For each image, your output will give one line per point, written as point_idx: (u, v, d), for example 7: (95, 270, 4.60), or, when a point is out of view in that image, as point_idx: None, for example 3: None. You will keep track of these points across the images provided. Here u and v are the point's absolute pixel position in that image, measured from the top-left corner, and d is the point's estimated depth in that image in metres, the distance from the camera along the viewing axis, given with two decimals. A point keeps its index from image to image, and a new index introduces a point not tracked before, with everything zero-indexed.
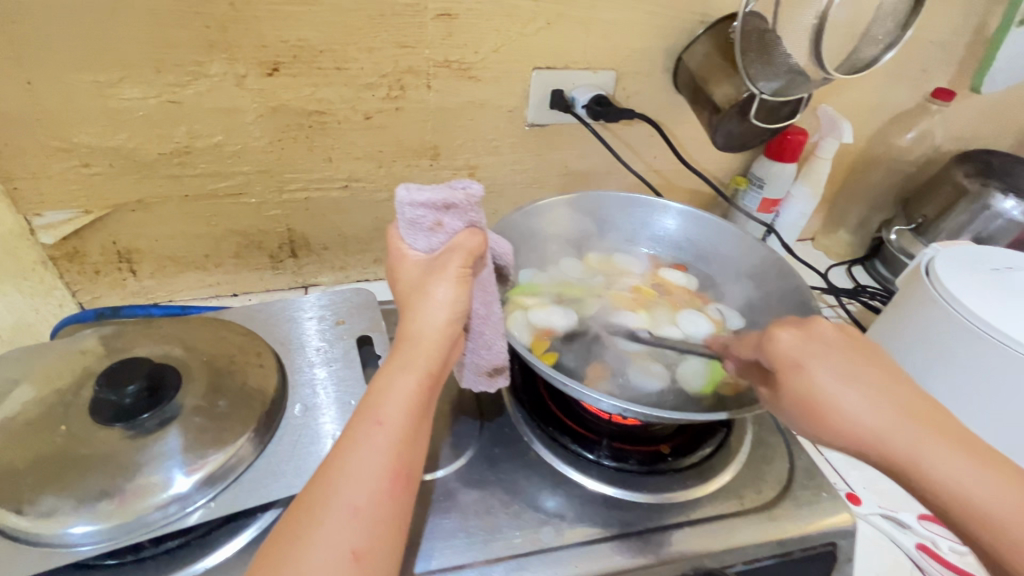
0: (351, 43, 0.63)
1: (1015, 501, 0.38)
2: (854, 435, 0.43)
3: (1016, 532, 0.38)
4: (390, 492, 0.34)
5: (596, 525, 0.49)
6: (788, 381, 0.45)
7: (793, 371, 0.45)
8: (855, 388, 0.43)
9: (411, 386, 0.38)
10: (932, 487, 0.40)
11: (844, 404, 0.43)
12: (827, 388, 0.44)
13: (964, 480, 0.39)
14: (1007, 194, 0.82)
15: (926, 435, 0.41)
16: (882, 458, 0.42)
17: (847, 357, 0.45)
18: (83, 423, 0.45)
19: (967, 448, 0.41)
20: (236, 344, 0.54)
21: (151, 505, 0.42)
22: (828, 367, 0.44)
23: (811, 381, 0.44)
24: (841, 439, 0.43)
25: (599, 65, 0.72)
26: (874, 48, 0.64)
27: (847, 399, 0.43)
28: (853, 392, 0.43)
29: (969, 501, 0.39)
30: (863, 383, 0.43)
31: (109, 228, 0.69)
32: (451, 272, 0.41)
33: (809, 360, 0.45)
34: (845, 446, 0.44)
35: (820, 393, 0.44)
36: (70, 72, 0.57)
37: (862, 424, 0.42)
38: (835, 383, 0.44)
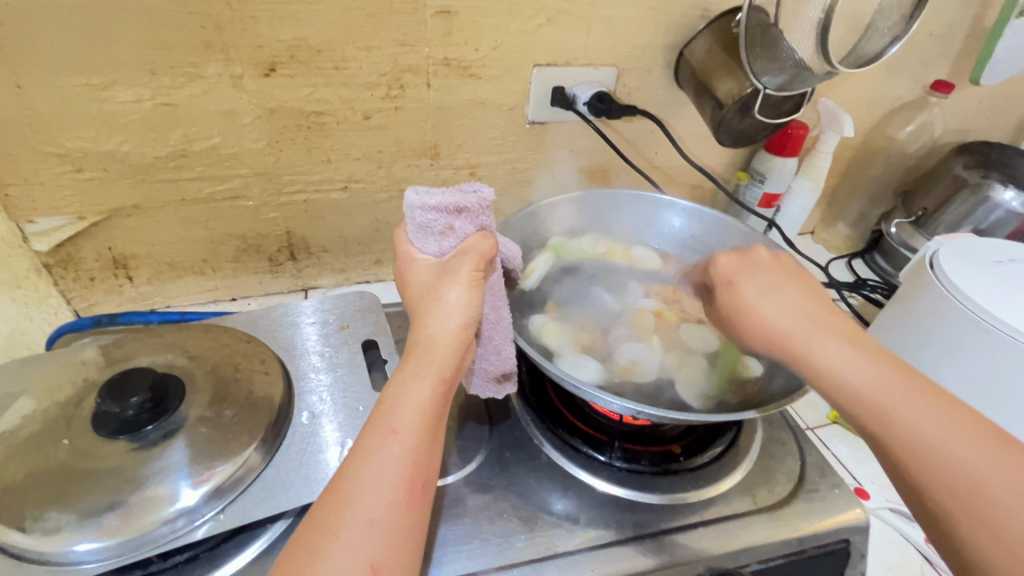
0: (349, 42, 0.62)
1: (897, 390, 0.41)
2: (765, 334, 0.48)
3: (893, 414, 0.40)
4: (407, 502, 0.33)
5: (610, 527, 0.49)
6: (723, 295, 0.53)
7: (727, 287, 0.53)
8: (773, 297, 0.49)
9: (426, 393, 0.37)
10: (827, 379, 0.44)
11: (760, 307, 0.49)
12: (749, 297, 0.51)
13: (851, 369, 0.43)
14: (1006, 185, 0.82)
15: (826, 334, 0.45)
16: (788, 354, 0.47)
17: (777, 274, 0.51)
18: (85, 436, 0.44)
19: (870, 353, 0.44)
20: (239, 351, 0.53)
21: (158, 520, 0.41)
22: (756, 281, 0.51)
23: (737, 293, 0.52)
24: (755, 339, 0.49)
25: (600, 62, 0.72)
26: (879, 41, 0.64)
27: (763, 305, 0.49)
28: (770, 298, 0.49)
29: (858, 393, 0.42)
30: (783, 293, 0.49)
31: (104, 234, 0.68)
32: (463, 276, 0.40)
33: (739, 277, 0.52)
34: (761, 347, 0.49)
35: (744, 301, 0.51)
36: (61, 75, 0.56)
37: (771, 323, 0.48)
38: (756, 292, 0.50)
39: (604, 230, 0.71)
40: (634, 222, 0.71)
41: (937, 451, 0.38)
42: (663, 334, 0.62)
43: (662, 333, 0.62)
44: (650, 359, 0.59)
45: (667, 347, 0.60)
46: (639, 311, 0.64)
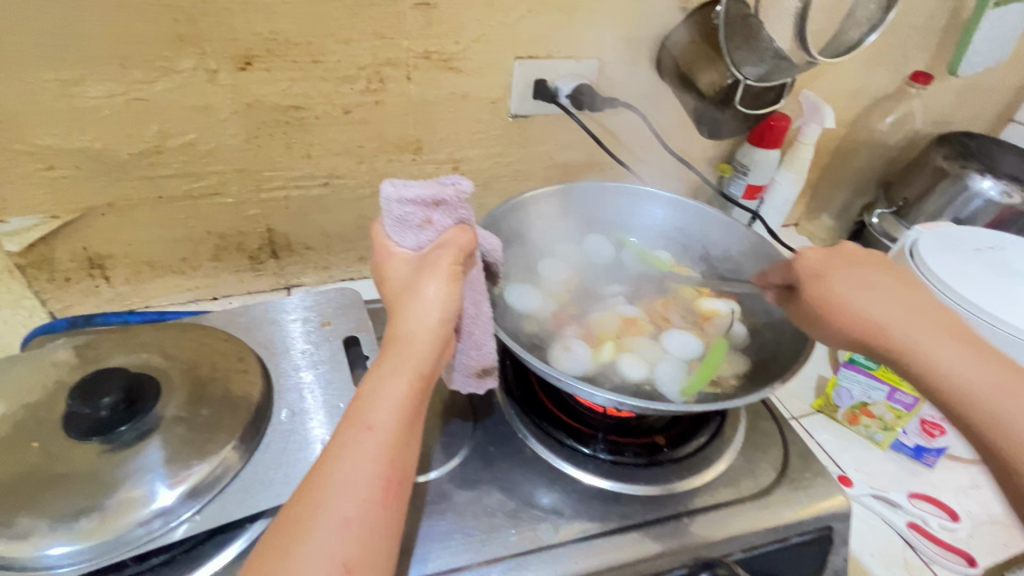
0: (327, 35, 0.61)
1: (1010, 390, 0.40)
2: (859, 327, 0.47)
3: (1006, 414, 0.39)
4: (382, 501, 0.33)
5: (595, 520, 0.49)
6: (808, 287, 0.51)
7: (814, 280, 0.51)
8: (868, 291, 0.48)
9: (403, 389, 0.36)
10: (934, 374, 0.42)
11: (856, 300, 0.47)
12: (841, 289, 0.49)
13: (959, 366, 0.42)
14: (984, 174, 0.83)
15: (933, 330, 0.44)
16: (890, 348, 0.45)
17: (871, 270, 0.49)
18: (58, 439, 0.43)
19: (980, 351, 0.43)
20: (218, 350, 0.52)
21: (133, 522, 0.40)
22: (848, 274, 0.50)
23: (825, 286, 0.50)
24: (847, 333, 0.48)
25: (582, 54, 0.71)
26: (857, 30, 0.64)
27: (859, 298, 0.47)
28: (867, 292, 0.48)
29: (969, 389, 0.41)
30: (881, 287, 0.48)
31: (79, 234, 0.66)
32: (442, 271, 0.39)
33: (829, 271, 0.51)
34: (854, 342, 0.47)
35: (835, 293, 0.49)
36: (28, 70, 0.54)
37: (870, 316, 0.46)
38: (851, 285, 0.48)
39: (607, 226, 0.71)
40: (639, 218, 0.71)
41: None
42: (639, 333, 0.61)
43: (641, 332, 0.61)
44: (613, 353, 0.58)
45: (638, 344, 0.60)
46: (618, 305, 0.64)
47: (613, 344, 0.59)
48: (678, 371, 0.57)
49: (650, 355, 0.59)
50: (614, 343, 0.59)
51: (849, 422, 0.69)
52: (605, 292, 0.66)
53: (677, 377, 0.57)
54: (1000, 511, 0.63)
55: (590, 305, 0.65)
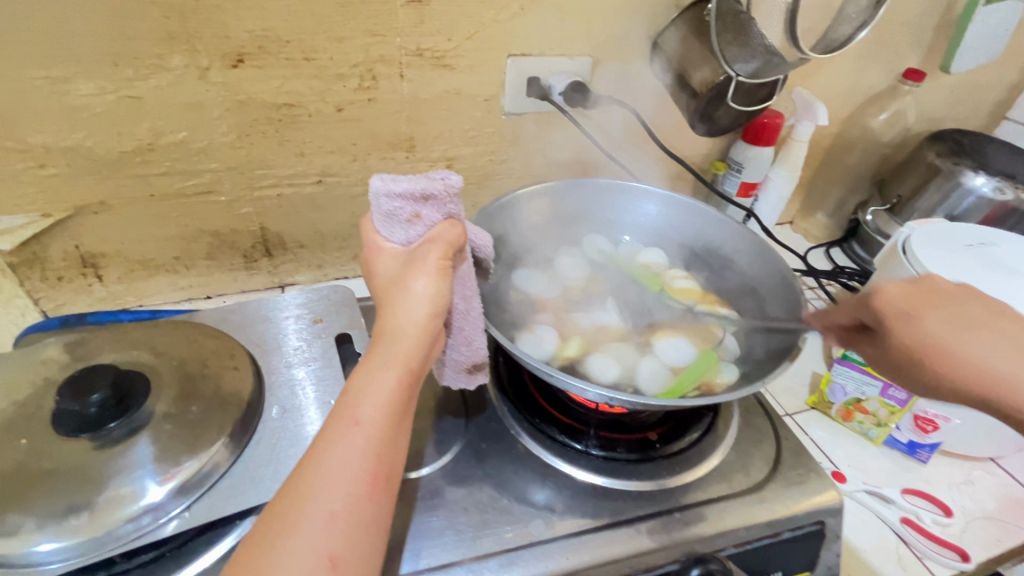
0: (319, 32, 0.60)
1: None
2: (981, 384, 0.40)
3: None
4: (368, 495, 0.33)
5: (587, 515, 0.49)
6: (900, 329, 0.43)
7: (910, 319, 0.43)
8: (977, 336, 0.41)
9: (391, 384, 0.36)
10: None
11: (967, 347, 0.41)
12: (950, 336, 0.41)
13: None
14: (977, 172, 0.83)
15: None
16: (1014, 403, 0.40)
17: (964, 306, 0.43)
18: (46, 435, 0.43)
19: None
20: (209, 347, 0.52)
21: (122, 518, 0.40)
22: (944, 314, 0.43)
23: (926, 331, 0.42)
24: (964, 390, 0.41)
25: (575, 52, 0.71)
26: (848, 26, 0.64)
27: (971, 345, 0.41)
28: (974, 337, 0.41)
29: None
30: (986, 331, 0.42)
31: (71, 232, 0.66)
32: (430, 266, 0.39)
33: (923, 311, 0.43)
34: (968, 397, 0.41)
35: (943, 339, 0.41)
36: (18, 68, 0.54)
37: (987, 366, 0.40)
38: (958, 329, 0.42)
39: (610, 227, 0.72)
40: (644, 220, 0.71)
41: None
42: (614, 337, 0.62)
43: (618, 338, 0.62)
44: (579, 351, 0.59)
45: (611, 347, 0.60)
46: (599, 308, 0.65)
47: (581, 344, 0.60)
48: (664, 374, 0.57)
49: (625, 358, 0.59)
50: (583, 342, 0.60)
51: (843, 418, 0.69)
52: (593, 292, 0.67)
53: (659, 379, 0.57)
54: (993, 506, 0.63)
55: (572, 302, 0.66)
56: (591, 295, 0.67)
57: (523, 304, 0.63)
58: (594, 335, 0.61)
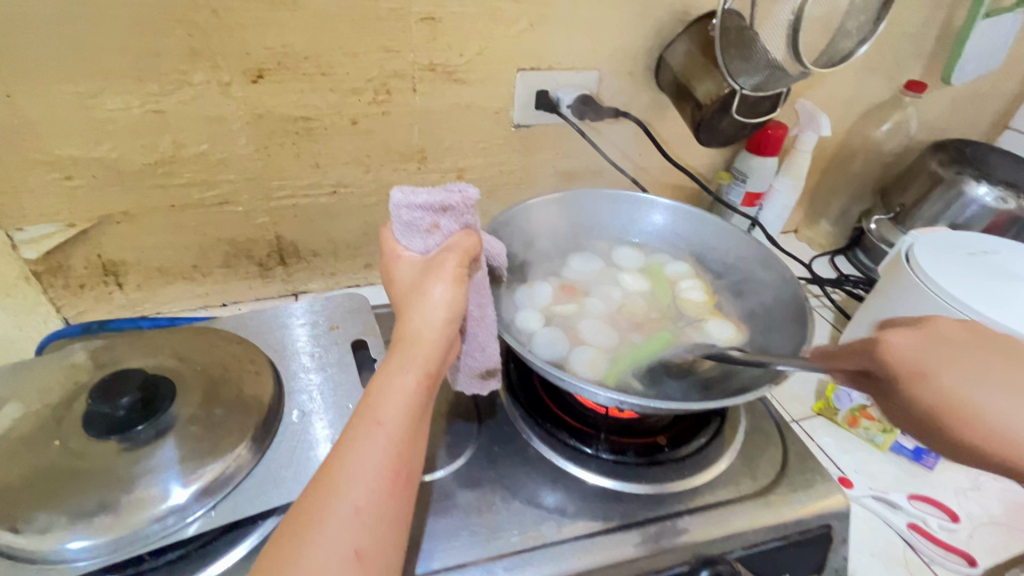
0: (336, 48, 0.63)
1: None
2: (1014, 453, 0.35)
3: None
4: (391, 492, 0.34)
5: (597, 518, 0.50)
6: (911, 391, 0.38)
7: (918, 381, 0.38)
8: (1007, 401, 0.36)
9: (411, 386, 0.38)
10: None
11: (990, 407, 0.36)
12: (968, 400, 0.36)
13: None
14: (979, 181, 0.84)
15: None
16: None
17: (974, 357, 0.38)
18: (76, 437, 0.45)
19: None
20: (230, 352, 0.54)
21: (149, 517, 0.41)
22: (960, 368, 0.37)
23: (945, 391, 0.37)
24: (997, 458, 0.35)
25: (582, 66, 0.73)
26: (848, 41, 0.66)
27: (992, 406, 0.36)
28: (998, 390, 0.36)
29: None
30: (1011, 391, 0.36)
31: (93, 241, 0.68)
32: (448, 272, 0.41)
33: (936, 367, 0.38)
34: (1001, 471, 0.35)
35: (963, 398, 0.36)
36: (49, 85, 0.56)
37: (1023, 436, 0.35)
38: (976, 389, 0.36)
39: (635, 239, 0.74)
40: (665, 235, 0.73)
41: None
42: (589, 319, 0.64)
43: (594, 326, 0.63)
44: (536, 308, 0.64)
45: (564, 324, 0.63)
46: (595, 299, 0.67)
47: (546, 311, 0.64)
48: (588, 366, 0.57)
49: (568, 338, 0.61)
50: (546, 305, 0.64)
51: (849, 424, 0.70)
52: (597, 287, 0.69)
53: (586, 365, 0.58)
54: (1000, 512, 0.63)
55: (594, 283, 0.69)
56: (593, 279, 0.69)
57: (541, 243, 0.69)
58: (563, 307, 0.65)
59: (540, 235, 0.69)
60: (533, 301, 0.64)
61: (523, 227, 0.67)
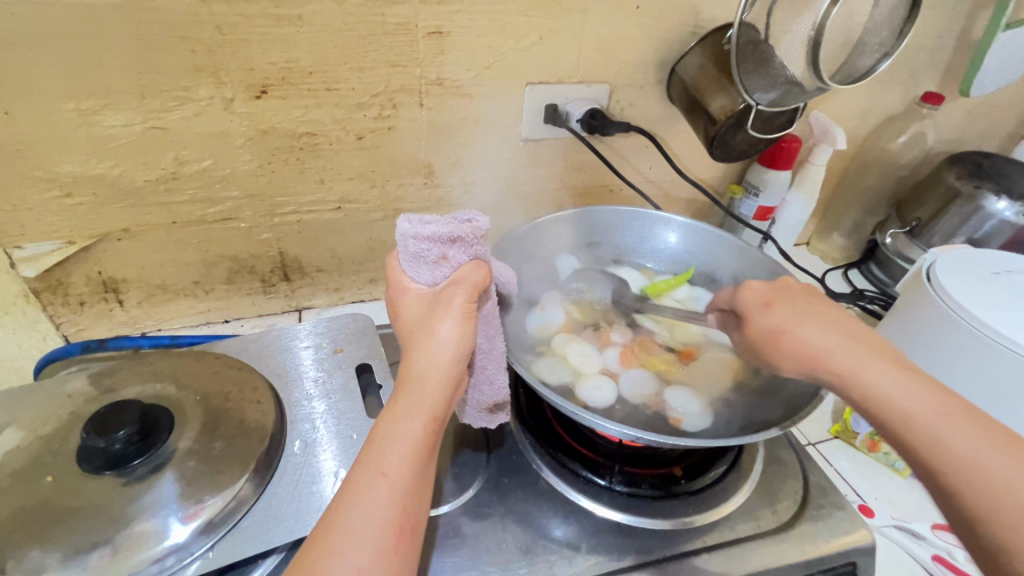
0: (341, 63, 0.61)
1: (935, 407, 0.40)
2: (805, 354, 0.47)
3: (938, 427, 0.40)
4: (396, 548, 0.33)
5: (611, 555, 0.48)
6: (757, 317, 0.51)
7: (763, 311, 0.51)
8: (809, 319, 0.48)
9: (416, 432, 0.36)
10: (873, 399, 0.43)
11: (798, 324, 0.48)
12: (789, 319, 0.49)
13: (891, 388, 0.42)
14: (999, 195, 0.81)
15: (870, 355, 0.44)
16: (827, 377, 0.45)
17: (808, 301, 0.50)
18: (70, 472, 0.43)
19: (919, 376, 0.43)
20: (231, 380, 0.52)
21: (146, 559, 0.40)
22: (790, 303, 0.50)
23: (770, 315, 0.50)
24: (793, 358, 0.47)
25: (593, 79, 0.72)
26: (869, 57, 0.64)
27: (800, 323, 0.48)
28: (808, 316, 0.48)
29: (915, 419, 0.41)
30: (819, 318, 0.48)
31: (94, 259, 0.67)
32: (456, 309, 0.39)
33: (772, 300, 0.51)
34: (797, 369, 0.47)
35: (781, 319, 0.49)
36: (48, 102, 0.55)
37: (813, 343, 0.46)
38: (794, 312, 0.49)
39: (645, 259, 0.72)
40: (677, 254, 0.71)
41: (961, 453, 0.38)
42: (587, 338, 0.62)
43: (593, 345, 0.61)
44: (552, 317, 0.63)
45: (568, 347, 0.60)
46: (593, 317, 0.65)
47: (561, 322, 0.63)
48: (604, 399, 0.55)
49: (575, 366, 0.58)
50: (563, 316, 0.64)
51: (868, 448, 0.68)
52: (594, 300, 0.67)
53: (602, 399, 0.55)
54: None
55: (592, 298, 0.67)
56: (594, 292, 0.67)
57: (559, 249, 0.68)
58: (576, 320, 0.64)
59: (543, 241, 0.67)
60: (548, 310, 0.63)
61: (537, 242, 0.66)
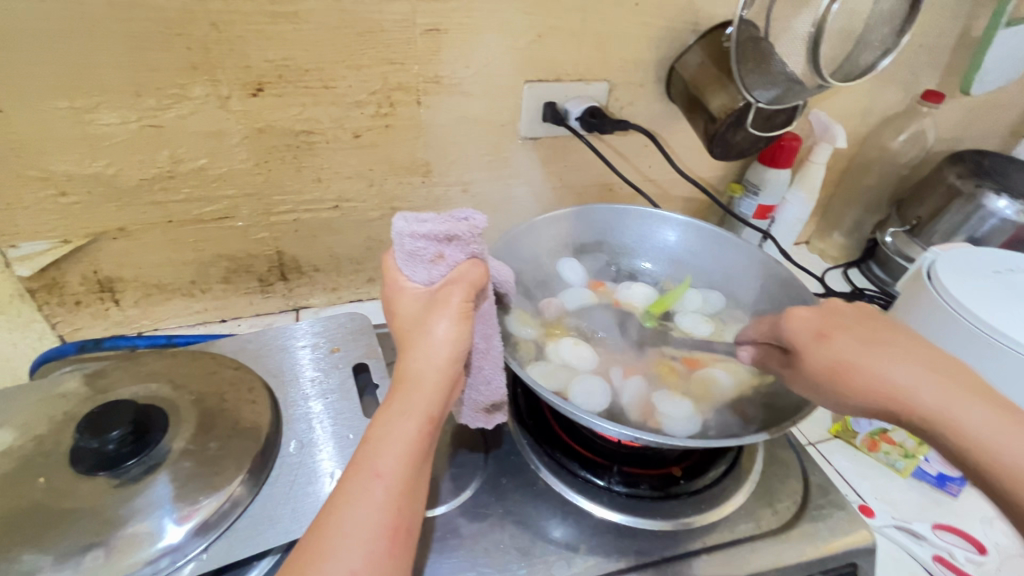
0: (339, 61, 0.61)
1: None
2: (885, 394, 0.44)
3: None
4: (390, 551, 0.32)
5: (609, 556, 0.48)
6: (812, 352, 0.48)
7: (818, 343, 0.48)
8: (880, 354, 0.45)
9: (411, 433, 0.36)
10: (969, 444, 0.41)
11: (870, 361, 0.45)
12: (854, 352, 0.46)
13: (983, 430, 0.40)
14: (999, 194, 0.81)
15: (955, 392, 0.42)
16: (912, 419, 0.43)
17: (863, 328, 0.48)
18: (63, 474, 0.43)
19: (1006, 410, 0.41)
20: (226, 380, 0.52)
21: (140, 560, 0.39)
22: (852, 333, 0.47)
23: (834, 348, 0.47)
24: (872, 399, 0.44)
25: (592, 77, 0.71)
26: (870, 53, 0.63)
27: (873, 359, 0.45)
28: (877, 350, 0.46)
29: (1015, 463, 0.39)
30: (886, 349, 0.45)
31: (89, 258, 0.66)
32: (452, 308, 0.39)
33: (831, 330, 0.48)
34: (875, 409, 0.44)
35: (848, 354, 0.46)
36: (42, 100, 0.54)
37: (894, 384, 0.44)
38: (861, 346, 0.46)
39: (645, 260, 0.71)
40: (676, 253, 0.70)
41: None
42: (585, 338, 0.61)
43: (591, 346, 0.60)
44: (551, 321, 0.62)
45: (566, 346, 0.59)
46: (592, 316, 0.64)
47: (561, 325, 0.62)
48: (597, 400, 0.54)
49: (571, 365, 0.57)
50: (562, 318, 0.63)
51: (868, 448, 0.67)
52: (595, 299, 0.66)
53: (595, 400, 0.54)
54: None
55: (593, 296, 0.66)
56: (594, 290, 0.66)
57: (557, 249, 0.68)
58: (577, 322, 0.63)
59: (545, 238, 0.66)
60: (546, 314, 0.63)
61: (533, 241, 0.65)
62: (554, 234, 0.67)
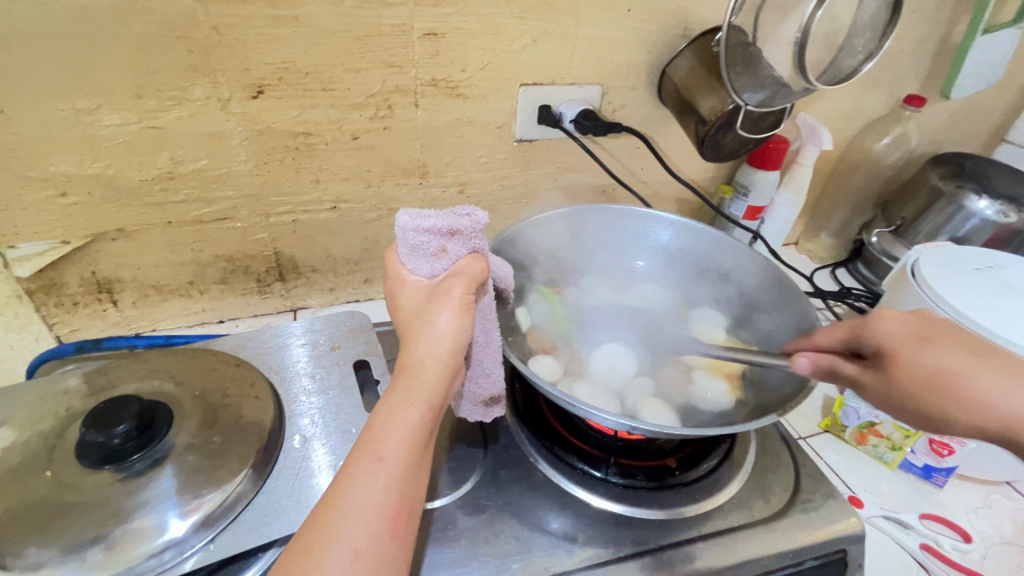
0: (338, 64, 0.62)
1: None
2: (986, 414, 0.39)
3: None
4: (391, 532, 0.34)
5: (607, 546, 0.49)
6: (912, 355, 0.42)
7: (919, 348, 0.42)
8: (986, 372, 0.40)
9: (414, 420, 0.37)
10: None
11: (975, 377, 0.40)
12: (959, 362, 0.41)
13: None
14: (980, 195, 0.84)
15: None
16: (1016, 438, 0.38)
17: (970, 342, 0.43)
18: (69, 468, 0.43)
19: None
20: (229, 375, 0.53)
21: (145, 552, 0.40)
22: (954, 344, 0.42)
23: (933, 356, 0.41)
24: (967, 416, 0.39)
25: (585, 81, 0.73)
26: (853, 58, 0.66)
27: (977, 375, 0.40)
28: (983, 368, 0.40)
29: None
30: (996, 366, 0.40)
31: (88, 259, 0.67)
32: (454, 300, 0.40)
33: (932, 337, 0.43)
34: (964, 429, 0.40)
35: (947, 364, 0.41)
36: (44, 101, 0.55)
37: (1000, 402, 0.39)
38: (964, 356, 0.41)
39: (633, 253, 0.73)
40: (668, 249, 0.72)
41: None
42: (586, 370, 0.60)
43: (596, 374, 0.59)
44: (562, 339, 0.63)
45: (574, 387, 0.57)
46: (588, 320, 0.66)
47: (569, 345, 0.63)
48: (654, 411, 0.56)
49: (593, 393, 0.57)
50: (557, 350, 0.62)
51: (857, 441, 0.69)
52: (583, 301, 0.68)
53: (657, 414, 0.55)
54: (1012, 531, 0.62)
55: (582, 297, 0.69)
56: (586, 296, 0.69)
57: (556, 258, 0.70)
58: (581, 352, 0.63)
59: (532, 236, 0.67)
60: (553, 334, 0.63)
61: (514, 253, 0.64)
62: (539, 233, 0.67)
